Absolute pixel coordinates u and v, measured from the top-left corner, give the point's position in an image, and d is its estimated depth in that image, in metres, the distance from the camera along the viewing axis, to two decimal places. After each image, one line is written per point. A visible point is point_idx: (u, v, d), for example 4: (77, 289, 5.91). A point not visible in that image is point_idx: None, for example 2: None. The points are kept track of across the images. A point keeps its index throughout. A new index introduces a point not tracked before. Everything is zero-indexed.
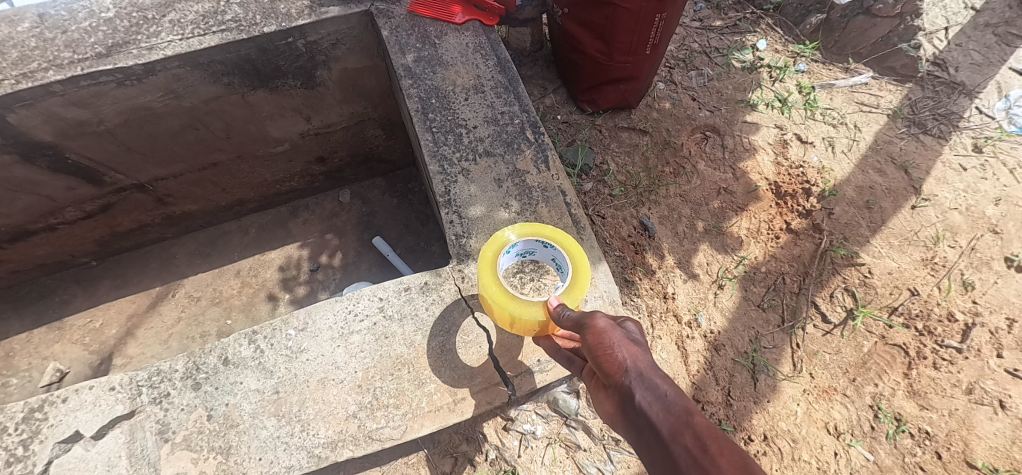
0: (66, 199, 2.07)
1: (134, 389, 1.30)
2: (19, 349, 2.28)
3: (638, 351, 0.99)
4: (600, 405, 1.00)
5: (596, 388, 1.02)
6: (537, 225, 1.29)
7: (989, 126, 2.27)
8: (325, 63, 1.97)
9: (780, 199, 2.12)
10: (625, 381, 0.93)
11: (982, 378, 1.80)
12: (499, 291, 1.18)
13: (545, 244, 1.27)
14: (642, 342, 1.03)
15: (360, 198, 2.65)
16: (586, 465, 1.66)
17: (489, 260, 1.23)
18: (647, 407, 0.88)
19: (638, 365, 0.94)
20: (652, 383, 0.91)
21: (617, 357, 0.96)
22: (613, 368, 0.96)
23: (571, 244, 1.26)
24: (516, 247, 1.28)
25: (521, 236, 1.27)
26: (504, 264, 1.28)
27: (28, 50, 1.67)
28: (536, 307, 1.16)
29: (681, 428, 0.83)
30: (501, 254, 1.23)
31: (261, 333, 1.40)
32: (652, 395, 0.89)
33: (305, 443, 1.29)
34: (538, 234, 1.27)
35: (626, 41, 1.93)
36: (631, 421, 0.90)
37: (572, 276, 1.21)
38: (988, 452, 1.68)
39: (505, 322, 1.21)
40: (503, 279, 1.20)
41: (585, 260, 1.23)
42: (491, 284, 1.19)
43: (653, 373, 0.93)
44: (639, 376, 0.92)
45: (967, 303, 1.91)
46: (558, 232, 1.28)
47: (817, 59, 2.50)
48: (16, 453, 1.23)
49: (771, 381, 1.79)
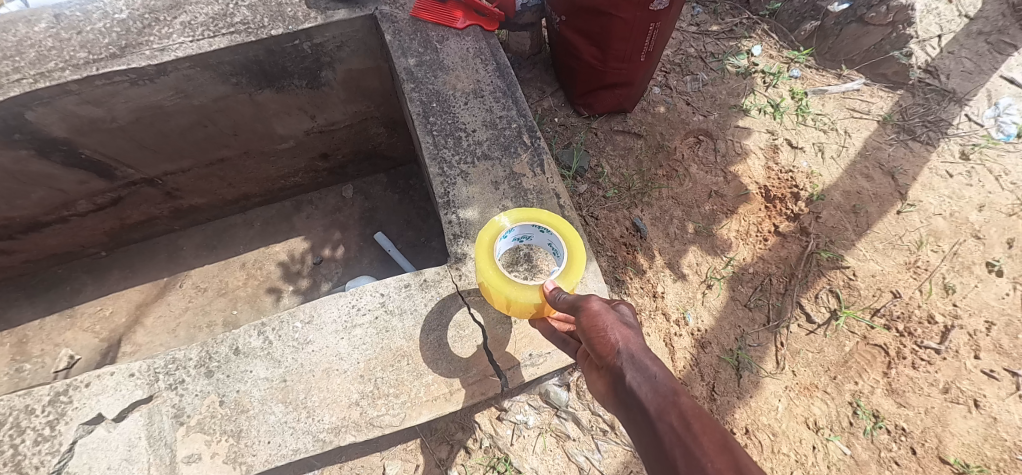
0: (78, 192, 2.16)
1: (152, 375, 1.40)
2: (33, 335, 2.38)
3: (630, 333, 1.01)
4: (592, 385, 1.04)
5: (589, 369, 1.06)
6: (533, 211, 1.36)
7: (977, 133, 2.32)
8: (330, 64, 2.04)
9: (769, 202, 2.19)
10: (617, 362, 0.96)
11: (959, 377, 1.87)
12: (495, 276, 1.25)
13: (541, 229, 1.34)
14: (634, 324, 1.06)
15: (363, 193, 2.72)
16: (575, 454, 1.74)
17: (486, 245, 1.30)
18: (637, 387, 0.91)
19: (629, 348, 0.97)
20: (643, 365, 0.94)
21: (610, 338, 0.99)
22: (605, 349, 0.99)
23: (566, 229, 1.34)
24: (512, 232, 1.34)
25: (515, 221, 1.34)
26: (501, 248, 1.34)
27: (45, 49, 1.74)
28: (531, 291, 1.24)
29: (668, 408, 0.87)
30: (498, 239, 1.30)
31: (270, 325, 1.48)
32: (642, 376, 0.92)
33: (311, 428, 1.38)
34: (534, 220, 1.34)
35: (622, 48, 1.99)
36: (621, 400, 0.94)
37: (568, 261, 1.28)
38: (960, 448, 1.76)
39: (501, 305, 1.29)
40: (499, 263, 1.27)
41: (580, 245, 1.31)
42: (488, 268, 1.26)
43: (643, 355, 0.96)
44: (630, 358, 0.95)
45: (947, 306, 1.98)
46: (553, 218, 1.36)
47: (810, 65, 2.55)
48: (43, 433, 1.32)
49: (754, 377, 1.87)
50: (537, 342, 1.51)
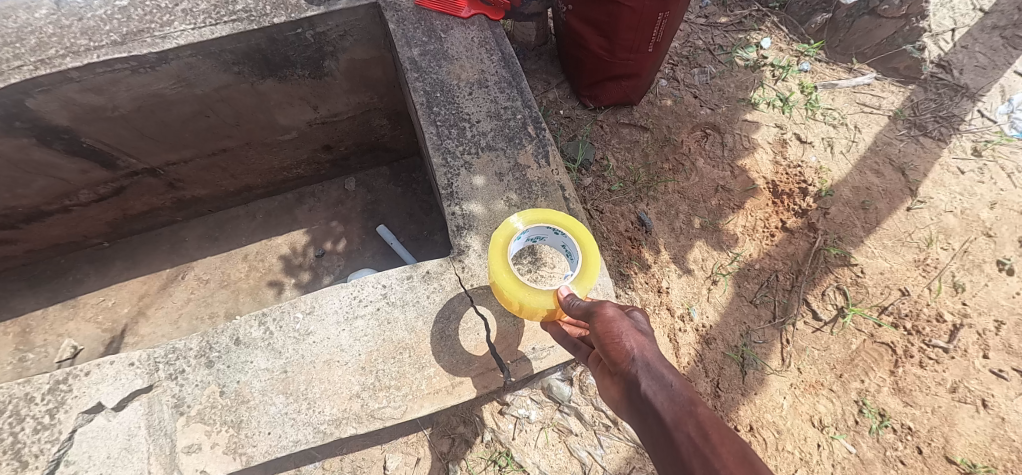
0: (80, 182, 2.15)
1: (152, 365, 1.39)
2: (36, 324, 2.38)
3: (644, 340, 0.99)
4: (604, 392, 1.00)
5: (601, 375, 1.03)
6: (548, 212, 1.33)
7: (990, 129, 2.28)
8: (333, 54, 2.02)
9: (777, 197, 2.16)
10: (632, 369, 0.93)
11: (967, 377, 1.84)
12: (509, 279, 1.24)
13: (556, 231, 1.31)
14: (649, 332, 1.03)
15: (365, 186, 2.71)
16: (577, 449, 1.73)
17: (500, 246, 1.28)
18: (652, 396, 0.88)
19: (644, 355, 0.94)
20: (658, 373, 0.91)
21: (624, 345, 0.96)
22: (619, 356, 0.96)
23: (581, 231, 1.31)
24: (526, 234, 1.32)
25: (528, 223, 1.31)
26: (514, 249, 1.32)
27: (46, 36, 1.72)
28: (544, 295, 1.22)
29: (684, 418, 0.84)
30: (513, 241, 1.28)
31: (270, 315, 1.47)
32: (658, 384, 0.89)
33: (312, 420, 1.37)
34: (549, 221, 1.31)
35: (630, 39, 1.96)
36: (635, 408, 0.90)
37: (582, 265, 1.26)
38: (967, 448, 1.74)
39: (512, 308, 1.28)
40: (513, 266, 1.26)
41: (595, 249, 1.28)
42: (502, 271, 1.25)
43: (659, 363, 0.93)
44: (645, 365, 0.92)
45: (956, 304, 1.96)
46: (568, 220, 1.33)
47: (821, 59, 2.52)
48: (43, 421, 1.31)
49: (759, 374, 1.85)
50: (541, 335, 1.50)
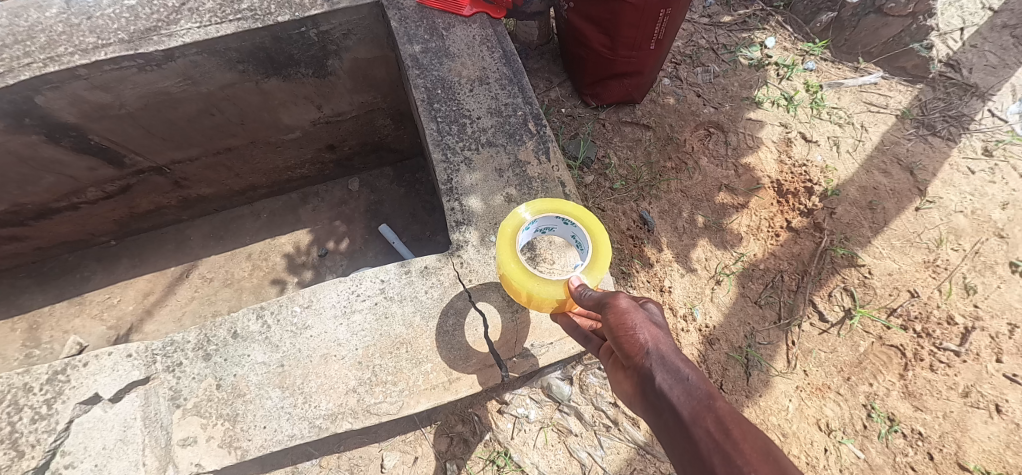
0: (88, 179, 2.17)
1: (149, 357, 1.39)
2: (44, 321, 2.41)
3: (660, 333, 0.96)
4: (617, 386, 0.98)
5: (614, 368, 1.00)
6: (558, 202, 1.32)
7: (1001, 129, 2.25)
8: (337, 53, 2.03)
9: (782, 197, 2.13)
10: (646, 363, 0.90)
11: (979, 381, 1.79)
12: (518, 269, 1.22)
13: (566, 221, 1.30)
14: (663, 324, 1.01)
15: (369, 186, 2.72)
16: (577, 450, 1.70)
17: (509, 235, 1.26)
18: (668, 390, 0.86)
19: (660, 348, 0.91)
20: (673, 366, 0.88)
21: (638, 338, 0.93)
22: (633, 349, 0.93)
23: (592, 222, 1.29)
24: (535, 223, 1.31)
25: (538, 213, 1.29)
26: (523, 239, 1.31)
27: (55, 34, 1.75)
28: (554, 286, 1.20)
29: (703, 412, 0.81)
30: (521, 231, 1.26)
31: (268, 309, 1.47)
32: (673, 378, 0.87)
33: (308, 414, 1.36)
34: (559, 211, 1.30)
35: (631, 36, 1.95)
36: (649, 402, 0.88)
37: (592, 254, 1.24)
38: (981, 454, 1.68)
39: (522, 299, 1.26)
40: (522, 256, 1.24)
41: (606, 239, 1.26)
42: (510, 261, 1.23)
43: (676, 356, 0.90)
44: (660, 359, 0.89)
45: (968, 306, 1.91)
46: (578, 210, 1.31)
47: (827, 58, 2.49)
48: (40, 411, 1.32)
49: (763, 376, 1.81)
50: (540, 332, 1.48)
